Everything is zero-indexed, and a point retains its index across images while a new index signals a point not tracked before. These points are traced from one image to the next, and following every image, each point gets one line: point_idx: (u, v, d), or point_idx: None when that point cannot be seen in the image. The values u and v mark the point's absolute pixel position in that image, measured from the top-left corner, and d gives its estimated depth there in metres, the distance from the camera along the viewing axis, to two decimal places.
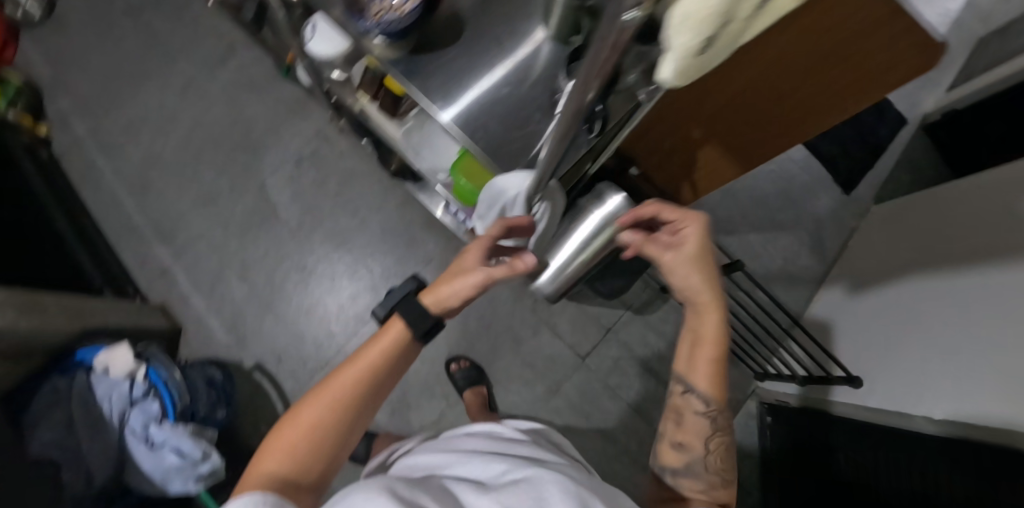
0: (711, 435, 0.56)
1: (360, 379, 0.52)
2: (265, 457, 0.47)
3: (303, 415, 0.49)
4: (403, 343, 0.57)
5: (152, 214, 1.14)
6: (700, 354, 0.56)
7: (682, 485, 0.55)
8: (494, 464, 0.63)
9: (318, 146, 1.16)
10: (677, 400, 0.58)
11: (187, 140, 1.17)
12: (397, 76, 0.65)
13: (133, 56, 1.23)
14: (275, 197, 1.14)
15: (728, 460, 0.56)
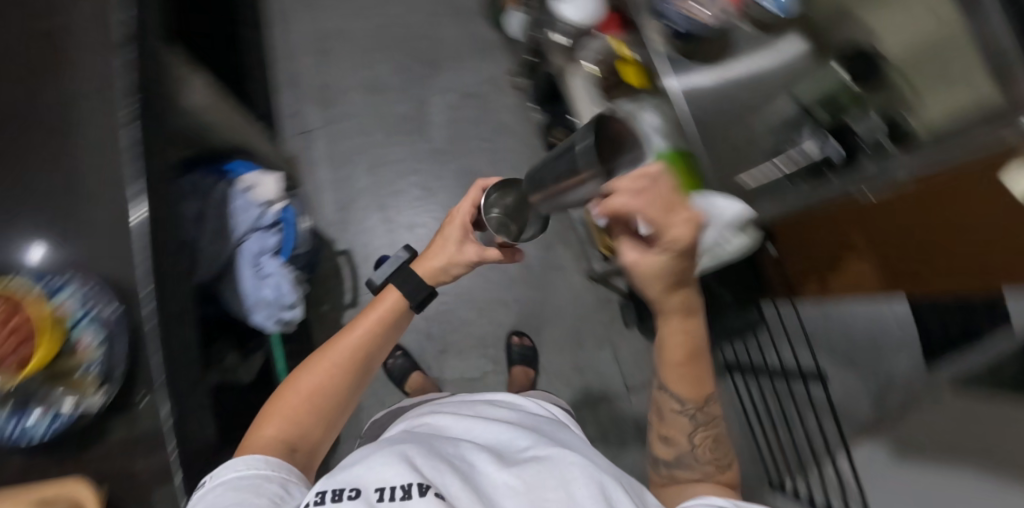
0: (693, 430, 0.60)
1: (353, 350, 0.60)
2: (271, 418, 0.57)
3: (302, 385, 0.59)
4: (394, 314, 0.63)
5: (319, 77, 1.19)
6: (673, 368, 0.57)
7: (677, 473, 0.60)
8: (515, 436, 0.64)
9: (487, 89, 1.20)
10: (660, 404, 0.61)
11: (378, 31, 1.23)
12: (661, 56, 0.73)
13: None
14: (431, 115, 1.19)
15: (721, 450, 0.60)
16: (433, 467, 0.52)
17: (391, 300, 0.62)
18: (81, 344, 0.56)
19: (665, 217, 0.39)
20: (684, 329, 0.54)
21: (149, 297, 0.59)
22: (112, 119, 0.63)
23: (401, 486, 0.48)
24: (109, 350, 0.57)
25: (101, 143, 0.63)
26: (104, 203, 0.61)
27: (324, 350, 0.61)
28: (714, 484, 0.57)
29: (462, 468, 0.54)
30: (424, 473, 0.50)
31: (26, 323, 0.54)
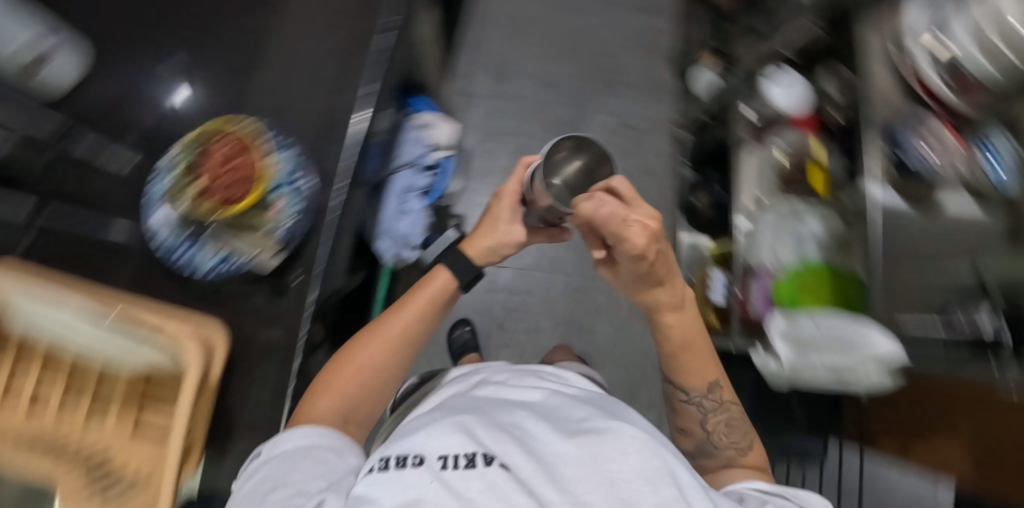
0: (706, 415, 0.61)
1: (405, 331, 0.58)
2: (324, 389, 0.56)
3: (350, 358, 0.57)
4: (445, 294, 0.60)
5: (500, 53, 1.24)
6: (680, 359, 0.60)
7: (703, 461, 0.62)
8: (577, 405, 0.50)
9: (643, 128, 1.24)
10: (674, 401, 0.63)
11: (570, 36, 1.28)
12: (868, 169, 0.77)
13: None
14: (586, 130, 1.22)
15: (742, 434, 0.60)
16: (491, 437, 0.42)
17: (440, 282, 0.59)
18: (274, 202, 0.59)
19: (624, 217, 0.43)
20: (680, 318, 0.57)
21: (342, 188, 0.62)
22: (367, 30, 0.68)
23: (465, 456, 0.39)
24: (293, 220, 0.59)
25: (349, 45, 0.68)
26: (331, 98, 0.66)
27: (373, 326, 0.59)
28: (741, 467, 0.58)
29: (517, 435, 0.43)
30: (485, 440, 0.42)
31: (245, 162, 0.59)
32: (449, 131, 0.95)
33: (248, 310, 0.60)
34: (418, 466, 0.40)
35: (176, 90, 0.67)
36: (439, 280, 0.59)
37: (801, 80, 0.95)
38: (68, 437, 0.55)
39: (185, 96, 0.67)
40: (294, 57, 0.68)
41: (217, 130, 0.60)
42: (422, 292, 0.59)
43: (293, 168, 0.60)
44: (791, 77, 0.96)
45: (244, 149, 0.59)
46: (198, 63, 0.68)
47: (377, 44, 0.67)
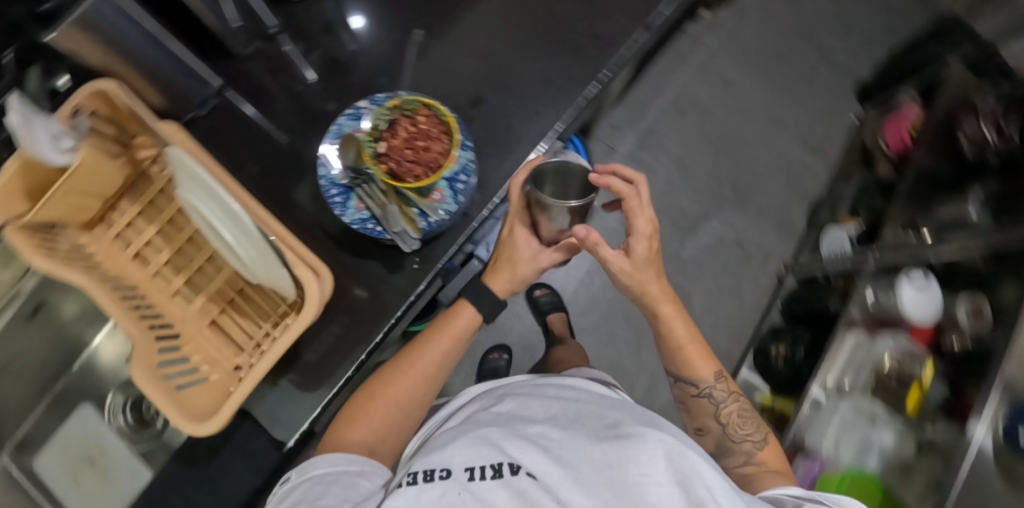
0: (720, 405, 0.65)
1: (433, 367, 0.58)
2: (351, 424, 0.54)
3: (379, 391, 0.56)
4: (468, 326, 0.60)
5: (658, 125, 1.27)
6: (684, 353, 0.64)
7: (727, 460, 0.63)
8: (606, 411, 0.48)
9: (752, 255, 1.23)
10: (686, 398, 0.67)
11: (725, 140, 1.28)
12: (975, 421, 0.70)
13: (785, 69, 1.34)
14: (697, 232, 1.23)
15: (755, 424, 0.63)
16: (512, 442, 0.41)
17: (462, 320, 0.60)
18: (435, 196, 0.56)
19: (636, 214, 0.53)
20: (676, 318, 0.62)
21: (489, 204, 0.62)
22: (578, 69, 0.67)
23: (489, 468, 0.39)
24: (442, 220, 0.56)
25: (552, 72, 0.67)
26: (517, 115, 0.65)
27: (398, 360, 0.59)
28: (765, 465, 0.60)
29: (537, 440, 0.42)
30: (512, 450, 0.40)
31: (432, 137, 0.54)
32: None
33: (356, 267, 0.61)
34: (441, 480, 0.39)
35: (352, 15, 0.71)
36: (463, 320, 0.60)
37: (932, 286, 0.90)
38: (156, 300, 0.58)
39: (358, 23, 0.71)
40: (503, 61, 0.67)
41: (423, 102, 0.54)
42: (451, 323, 0.59)
43: (469, 172, 0.56)
44: (924, 281, 0.90)
45: (438, 135, 0.54)
46: (414, 27, 0.70)
47: (580, 89, 0.66)
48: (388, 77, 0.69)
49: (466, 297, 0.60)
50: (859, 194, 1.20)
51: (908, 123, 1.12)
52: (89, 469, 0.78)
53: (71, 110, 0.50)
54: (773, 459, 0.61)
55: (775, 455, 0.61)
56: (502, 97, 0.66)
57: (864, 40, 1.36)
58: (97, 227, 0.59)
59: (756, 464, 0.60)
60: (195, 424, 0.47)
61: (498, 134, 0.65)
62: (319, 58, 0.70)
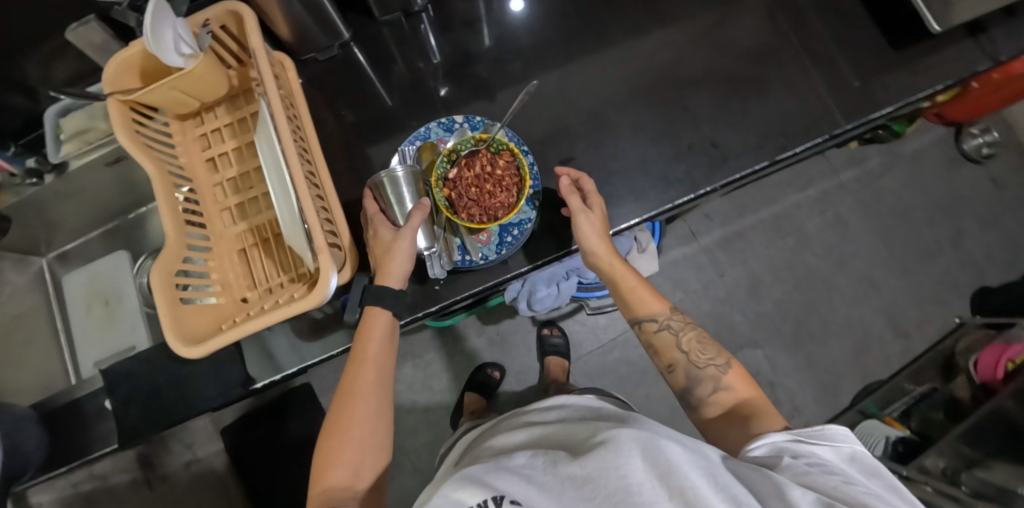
0: (678, 335, 0.58)
1: (381, 372, 0.52)
2: (325, 467, 0.48)
3: (339, 420, 0.50)
4: (388, 337, 0.53)
5: (748, 233, 1.20)
6: (627, 284, 0.59)
7: (697, 391, 0.56)
8: (576, 426, 0.49)
9: (778, 405, 1.14)
10: (645, 337, 0.59)
11: (809, 278, 1.19)
12: None
13: (911, 236, 1.21)
14: (735, 354, 1.16)
15: (716, 348, 0.57)
16: (496, 476, 0.41)
17: (382, 318, 0.52)
18: (481, 237, 0.55)
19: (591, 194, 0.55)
20: (625, 268, 0.59)
21: (530, 269, 0.57)
22: (681, 171, 0.63)
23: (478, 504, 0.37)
24: (478, 261, 0.55)
25: (654, 161, 0.63)
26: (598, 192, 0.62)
27: (343, 380, 0.51)
28: (730, 387, 0.54)
29: (518, 470, 0.42)
30: (502, 485, 0.39)
31: (500, 182, 0.53)
32: (648, 267, 0.88)
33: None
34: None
35: None
36: (381, 324, 0.52)
37: None
38: (206, 208, 0.61)
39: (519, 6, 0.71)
40: (613, 131, 0.64)
41: (509, 147, 0.53)
42: (369, 341, 0.51)
43: (524, 228, 0.55)
44: None
45: (509, 185, 0.52)
46: (549, 60, 0.69)
47: (673, 193, 0.62)
48: (500, 96, 0.68)
49: (370, 301, 0.51)
50: (921, 400, 1.07)
51: (1011, 354, 0.97)
52: (100, 307, 0.82)
53: (202, 21, 0.54)
54: (743, 382, 0.55)
55: (741, 377, 0.55)
56: (593, 166, 0.63)
57: (1012, 245, 1.20)
58: (189, 121, 0.63)
59: (726, 388, 0.54)
60: (183, 345, 0.49)
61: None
62: (446, 51, 0.70)
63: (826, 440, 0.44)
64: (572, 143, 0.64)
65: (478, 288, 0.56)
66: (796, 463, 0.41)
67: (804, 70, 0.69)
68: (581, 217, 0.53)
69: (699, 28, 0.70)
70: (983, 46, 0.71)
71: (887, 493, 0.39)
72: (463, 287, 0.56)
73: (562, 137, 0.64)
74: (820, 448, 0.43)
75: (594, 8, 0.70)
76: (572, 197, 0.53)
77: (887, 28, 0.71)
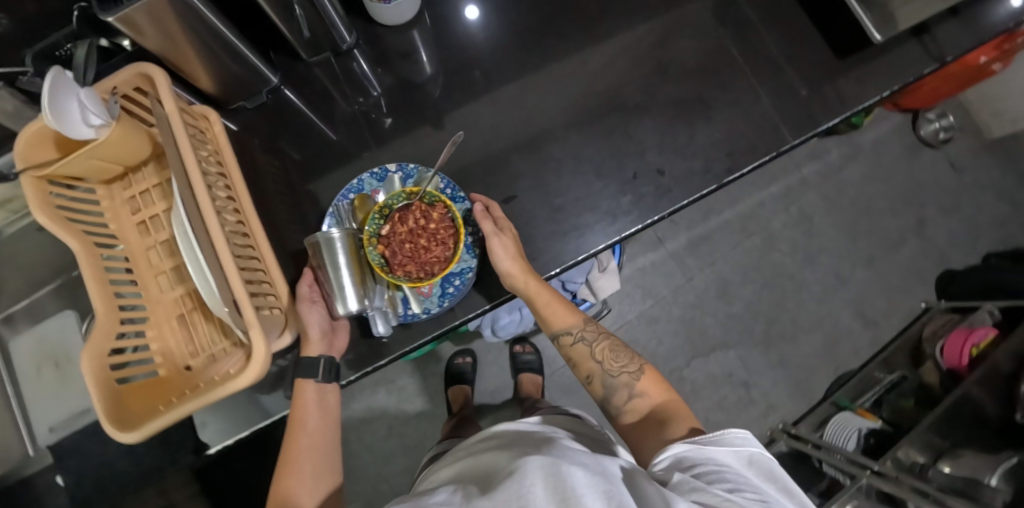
0: (592, 345, 0.61)
1: (315, 438, 0.54)
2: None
3: (284, 483, 0.52)
4: (319, 403, 0.55)
5: (714, 235, 1.20)
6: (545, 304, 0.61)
7: (616, 398, 0.58)
8: (493, 464, 0.47)
9: (754, 403, 1.15)
10: (564, 352, 0.63)
11: (778, 275, 1.19)
12: None
13: (874, 226, 1.22)
14: (709, 356, 1.17)
15: (629, 355, 0.60)
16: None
17: (313, 385, 0.54)
18: (423, 290, 0.53)
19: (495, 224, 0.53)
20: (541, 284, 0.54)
21: (479, 312, 0.55)
22: (627, 202, 0.62)
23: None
24: (421, 314, 0.53)
25: (599, 195, 0.62)
26: (543, 230, 0.61)
27: (283, 448, 0.54)
28: (643, 391, 0.57)
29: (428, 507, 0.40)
30: None
31: (437, 234, 0.51)
32: (610, 285, 0.86)
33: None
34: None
35: (459, 16, 0.69)
36: (311, 393, 0.54)
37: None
38: (141, 273, 0.59)
39: (469, 20, 0.69)
40: (556, 164, 0.63)
41: (442, 198, 0.52)
42: (301, 412, 0.54)
43: (467, 276, 0.54)
44: None
45: (445, 237, 0.51)
46: (489, 93, 0.67)
47: (621, 225, 0.61)
48: (440, 135, 0.66)
49: (302, 374, 0.53)
50: (891, 389, 1.08)
51: (975, 340, 0.99)
52: (52, 369, 0.77)
53: (111, 87, 0.51)
54: (655, 385, 0.57)
55: (654, 382, 0.57)
56: (537, 203, 0.61)
57: (973, 228, 1.22)
58: (115, 184, 0.61)
59: (641, 395, 0.57)
60: (120, 433, 0.48)
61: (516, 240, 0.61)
62: (383, 90, 0.68)
63: (723, 443, 0.45)
64: (515, 181, 0.62)
65: (425, 339, 0.54)
66: (692, 472, 0.43)
67: (748, 86, 0.68)
68: (491, 242, 0.52)
69: (640, 50, 0.68)
70: (925, 50, 0.71)
71: (775, 493, 0.43)
72: (407, 339, 0.55)
73: (504, 175, 0.63)
74: (720, 452, 0.45)
75: (531, 36, 0.69)
76: (485, 221, 0.51)
77: (829, 38, 0.71)
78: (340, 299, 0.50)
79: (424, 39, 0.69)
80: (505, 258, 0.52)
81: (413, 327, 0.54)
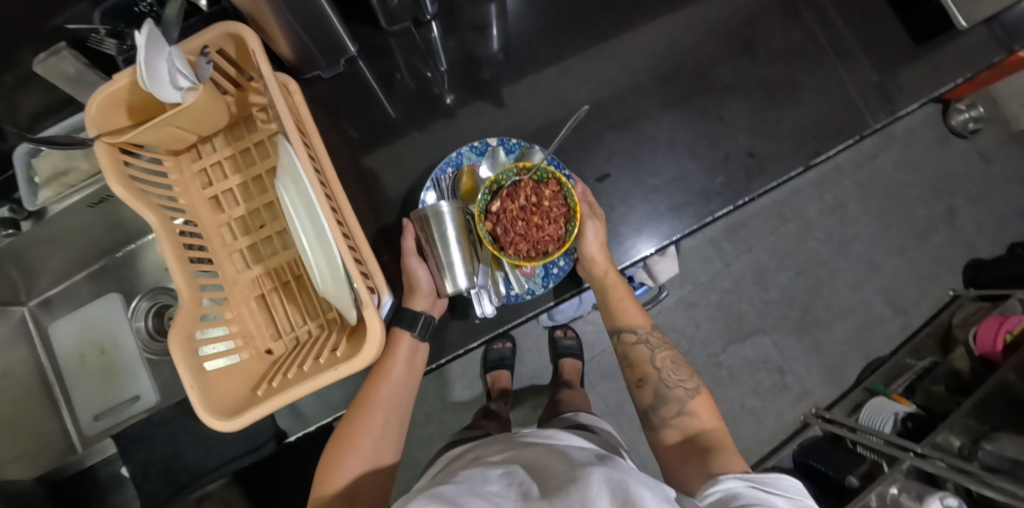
0: (654, 352, 0.62)
1: (396, 391, 0.51)
2: (329, 473, 0.48)
3: (350, 432, 0.49)
4: (409, 359, 0.51)
5: (751, 221, 1.19)
6: (619, 299, 0.62)
7: (662, 410, 0.59)
8: (542, 457, 0.46)
9: (788, 388, 1.17)
10: (623, 349, 0.64)
11: (813, 262, 1.20)
12: None
13: (905, 213, 1.24)
14: (744, 341, 1.17)
15: (687, 373, 0.61)
16: (465, 497, 0.36)
17: (408, 340, 0.51)
18: (527, 270, 0.51)
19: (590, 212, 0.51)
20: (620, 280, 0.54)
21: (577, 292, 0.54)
22: (719, 183, 0.61)
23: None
24: (524, 295, 0.52)
25: (692, 177, 0.61)
26: (639, 210, 0.60)
27: (363, 392, 0.51)
28: (692, 410, 0.58)
29: (491, 497, 0.38)
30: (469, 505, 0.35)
31: (547, 209, 0.50)
32: (668, 269, 0.85)
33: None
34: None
35: None
36: (405, 349, 0.51)
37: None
38: (214, 251, 0.56)
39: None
40: (648, 143, 0.61)
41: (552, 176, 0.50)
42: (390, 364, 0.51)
43: (571, 257, 0.53)
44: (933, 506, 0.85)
45: (556, 217, 0.50)
46: (573, 68, 0.65)
47: (713, 207, 0.60)
48: (523, 110, 0.63)
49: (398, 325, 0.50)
50: (924, 375, 1.11)
51: (1009, 327, 1.02)
52: (98, 357, 0.73)
53: (199, 47, 0.48)
54: (706, 410, 0.58)
55: (706, 406, 0.58)
56: (630, 182, 0.60)
57: (998, 219, 1.25)
58: (183, 155, 0.57)
59: (691, 413, 0.57)
60: (216, 420, 0.44)
61: (611, 220, 0.59)
62: (461, 62, 0.65)
63: (783, 492, 0.44)
64: (606, 160, 0.61)
65: (524, 321, 0.52)
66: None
67: (832, 68, 0.67)
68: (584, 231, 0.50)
69: (723, 26, 0.67)
70: (1003, 35, 0.71)
71: None
72: (506, 320, 0.52)
73: (594, 154, 0.61)
74: (776, 499, 0.43)
75: (612, 10, 0.67)
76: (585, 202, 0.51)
77: (909, 21, 0.70)
78: (447, 278, 0.49)
79: (501, 6, 0.66)
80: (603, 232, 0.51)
81: (519, 308, 0.52)
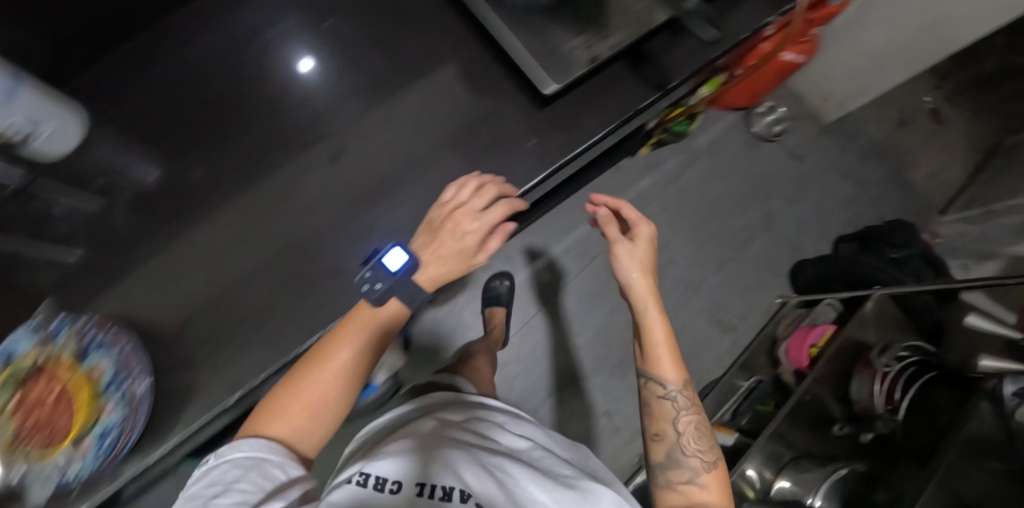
0: (679, 413, 0.53)
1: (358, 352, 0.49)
2: (267, 423, 0.45)
3: (292, 385, 0.46)
4: (386, 322, 0.52)
5: (557, 265, 1.15)
6: (654, 338, 0.54)
7: (669, 471, 0.51)
8: (550, 457, 0.48)
9: (623, 435, 1.12)
10: (644, 393, 0.55)
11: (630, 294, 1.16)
12: None
13: (720, 227, 1.20)
14: (568, 390, 1.12)
15: (710, 442, 0.53)
16: (474, 477, 0.39)
17: (389, 307, 0.52)
18: (80, 446, 0.53)
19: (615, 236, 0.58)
20: (656, 318, 0.54)
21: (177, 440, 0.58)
22: None
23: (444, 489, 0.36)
24: (77, 477, 0.53)
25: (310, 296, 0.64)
26: (261, 333, 0.62)
27: (320, 346, 0.49)
28: (709, 476, 0.50)
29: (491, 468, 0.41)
30: (473, 474, 0.39)
31: (67, 385, 0.54)
32: None
33: None
34: (393, 493, 0.37)
35: (303, 57, 0.72)
36: (393, 309, 0.52)
37: None
38: None
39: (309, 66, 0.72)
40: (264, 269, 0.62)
41: (72, 356, 0.56)
42: (373, 321, 0.51)
43: (118, 424, 0.55)
44: None
45: (84, 397, 0.54)
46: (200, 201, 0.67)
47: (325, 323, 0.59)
48: (150, 251, 0.65)
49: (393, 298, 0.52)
50: (748, 396, 1.08)
51: (812, 340, 1.00)
52: None
53: None
54: (718, 489, 0.50)
55: (722, 488, 0.50)
56: (251, 324, 0.63)
57: (818, 216, 1.23)
58: None
59: (702, 486, 0.49)
60: None
61: (226, 354, 0.61)
62: (83, 224, 0.65)
63: None
64: (229, 310, 0.63)
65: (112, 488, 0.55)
66: None
67: (463, 157, 0.68)
68: (632, 244, 0.57)
69: (353, 149, 0.70)
70: (650, 77, 0.70)
71: None
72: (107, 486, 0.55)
73: (218, 306, 0.63)
74: None
75: (244, 154, 0.69)
76: (611, 226, 0.58)
77: (530, 87, 0.69)
78: None
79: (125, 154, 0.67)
80: (143, 389, 0.57)
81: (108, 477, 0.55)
